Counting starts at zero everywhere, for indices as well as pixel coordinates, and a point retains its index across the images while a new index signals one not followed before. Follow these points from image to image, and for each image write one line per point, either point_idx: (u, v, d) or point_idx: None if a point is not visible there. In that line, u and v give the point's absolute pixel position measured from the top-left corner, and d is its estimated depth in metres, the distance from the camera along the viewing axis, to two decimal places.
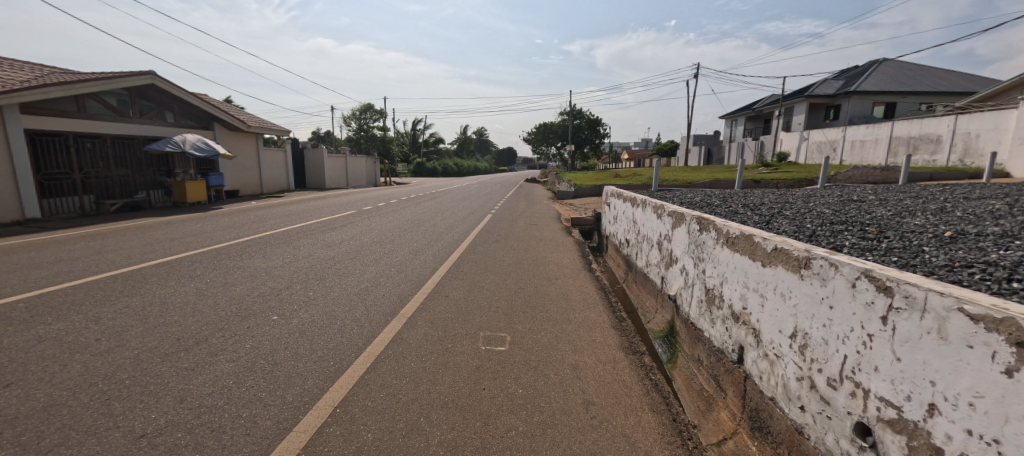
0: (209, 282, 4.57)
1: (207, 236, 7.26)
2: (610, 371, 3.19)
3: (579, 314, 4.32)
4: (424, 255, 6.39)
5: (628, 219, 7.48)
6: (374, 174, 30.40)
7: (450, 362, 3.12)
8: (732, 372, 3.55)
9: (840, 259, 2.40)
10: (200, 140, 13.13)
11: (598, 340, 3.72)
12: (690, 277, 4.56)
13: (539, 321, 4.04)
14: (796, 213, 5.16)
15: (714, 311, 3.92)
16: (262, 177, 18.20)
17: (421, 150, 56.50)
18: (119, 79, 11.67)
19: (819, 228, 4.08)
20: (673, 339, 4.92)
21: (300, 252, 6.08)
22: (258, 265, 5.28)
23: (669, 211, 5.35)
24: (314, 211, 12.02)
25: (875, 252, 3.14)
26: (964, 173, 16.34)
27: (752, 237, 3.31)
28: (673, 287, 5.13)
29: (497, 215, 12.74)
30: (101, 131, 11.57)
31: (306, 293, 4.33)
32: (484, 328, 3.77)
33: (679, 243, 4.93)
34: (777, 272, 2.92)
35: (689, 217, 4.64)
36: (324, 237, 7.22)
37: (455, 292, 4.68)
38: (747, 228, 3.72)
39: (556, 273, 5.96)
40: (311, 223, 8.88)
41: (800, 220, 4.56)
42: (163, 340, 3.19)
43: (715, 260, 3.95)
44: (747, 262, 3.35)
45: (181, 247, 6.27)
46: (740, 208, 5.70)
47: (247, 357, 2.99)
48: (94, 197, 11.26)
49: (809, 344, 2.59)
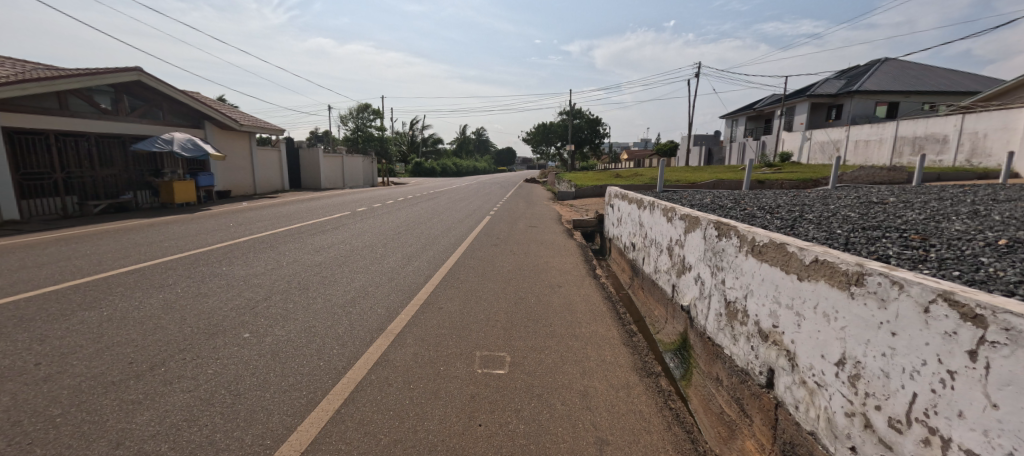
0: (180, 293, 4.17)
1: (189, 240, 6.86)
2: (625, 400, 2.80)
3: (586, 329, 3.92)
4: (418, 260, 6.01)
5: (634, 221, 7.10)
6: (371, 174, 29.92)
7: (442, 389, 2.72)
8: (759, 398, 3.16)
9: (904, 277, 2.02)
10: (189, 139, 12.63)
11: (609, 360, 3.33)
12: (707, 287, 4.17)
13: (542, 337, 3.64)
14: (820, 217, 4.75)
15: (736, 326, 3.52)
16: (255, 177, 17.76)
17: (421, 150, 54.46)
18: (104, 75, 11.25)
19: (852, 234, 3.69)
20: (686, 353, 4.53)
21: (284, 258, 5.68)
22: (236, 273, 4.87)
23: (680, 214, 4.97)
24: (306, 212, 11.58)
25: (928, 264, 2.73)
26: (972, 173, 15.97)
27: (783, 246, 2.93)
28: (685, 297, 4.74)
29: (496, 216, 12.33)
30: (85, 129, 11.16)
31: (285, 307, 3.92)
32: (481, 346, 3.37)
33: (694, 250, 4.53)
34: (817, 288, 2.54)
35: (705, 221, 4.25)
36: (313, 242, 6.82)
37: (449, 303, 4.28)
38: (775, 235, 3.33)
39: (559, 280, 5.58)
40: (300, 226, 8.47)
41: (828, 225, 4.16)
42: (113, 365, 2.78)
43: (737, 270, 3.55)
44: (778, 272, 2.96)
45: (158, 252, 5.89)
46: (756, 211, 5.31)
47: (208, 386, 2.58)
48: (77, 198, 10.85)
49: (863, 375, 2.20)
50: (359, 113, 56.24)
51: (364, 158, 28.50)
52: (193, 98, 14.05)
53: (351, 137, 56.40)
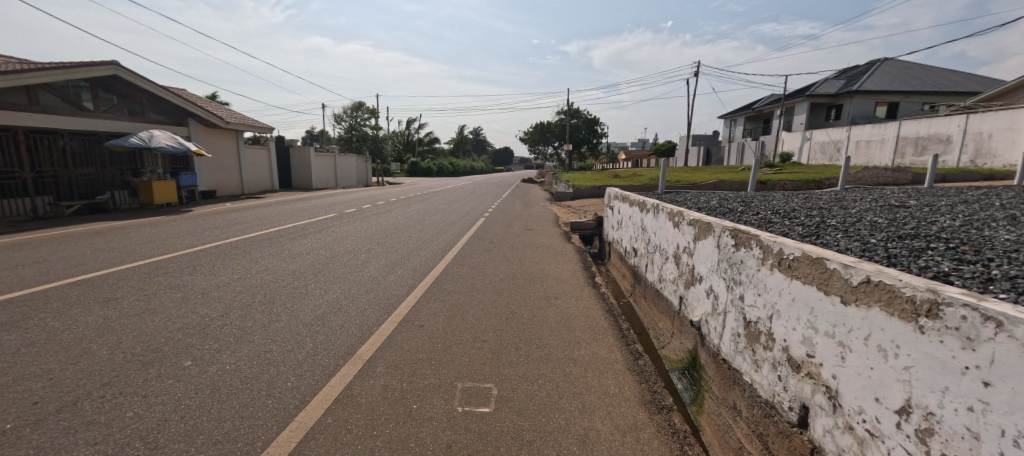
0: (125, 310, 3.66)
1: (156, 245, 6.34)
2: (632, 447, 2.32)
3: (585, 351, 3.45)
4: (402, 268, 5.53)
5: (636, 225, 6.62)
6: (366, 174, 29.38)
7: (413, 436, 2.24)
8: (789, 439, 2.70)
9: (999, 311, 1.59)
10: (170, 136, 12.10)
11: (613, 393, 2.86)
12: (721, 303, 3.70)
13: (535, 362, 3.17)
14: (846, 222, 4.28)
15: (759, 350, 3.06)
16: (242, 177, 17.23)
17: (416, 149, 55.42)
18: (76, 69, 10.67)
19: (890, 244, 3.24)
20: (697, 374, 4.05)
21: (255, 266, 5.18)
22: (197, 284, 4.38)
23: (689, 219, 4.50)
24: (291, 214, 11.04)
25: (1002, 284, 2.27)
26: (977, 174, 15.57)
27: (821, 261, 2.47)
28: (696, 312, 4.27)
29: (490, 218, 11.82)
30: (58, 126, 10.63)
31: (243, 325, 3.43)
32: (464, 375, 2.89)
33: (705, 259, 4.07)
34: (871, 315, 2.09)
35: (719, 228, 3.79)
36: (291, 246, 6.33)
37: (430, 320, 3.80)
38: (805, 245, 2.88)
39: (556, 290, 5.11)
40: (281, 229, 7.97)
41: (858, 233, 3.70)
42: (10, 407, 2.28)
43: (760, 285, 3.09)
44: (814, 292, 2.50)
45: (116, 259, 5.36)
46: (772, 216, 4.87)
47: (120, 436, 2.08)
48: (49, 199, 10.29)
49: (937, 432, 1.74)
50: (353, 113, 55.66)
51: (357, 157, 27.86)
52: (175, 95, 13.50)
53: (346, 136, 55.79)
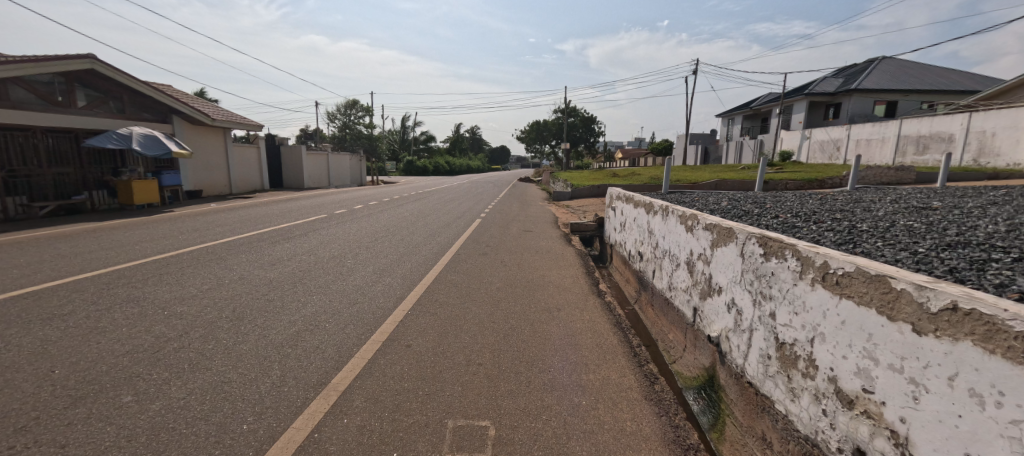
0: (69, 329, 3.20)
1: (124, 250, 5.85)
2: None
3: (594, 375, 3.04)
4: (391, 276, 5.11)
5: (641, 227, 6.21)
6: (359, 173, 28.80)
7: None
8: None
9: None
10: (149, 134, 11.63)
11: (630, 431, 2.44)
12: (746, 319, 3.29)
13: (537, 392, 2.74)
14: (879, 227, 3.87)
15: (797, 377, 2.65)
16: (230, 176, 16.71)
17: (412, 148, 54.93)
18: (50, 61, 10.15)
19: (945, 254, 2.83)
20: (716, 395, 3.64)
21: (229, 275, 4.73)
22: (159, 297, 3.93)
23: (705, 223, 4.08)
24: (278, 214, 10.57)
25: None
26: (982, 173, 15.17)
27: (882, 279, 2.05)
28: (713, 326, 3.86)
29: (486, 219, 11.35)
30: (31, 122, 10.08)
31: (203, 348, 2.99)
32: (456, 411, 2.46)
33: (725, 268, 3.67)
34: (957, 350, 1.69)
35: (744, 234, 3.37)
36: (272, 252, 5.88)
37: (419, 339, 3.37)
38: (852, 257, 2.47)
39: (559, 300, 4.71)
40: (263, 231, 7.49)
41: (901, 240, 3.29)
42: None
43: (797, 303, 2.67)
44: (872, 317, 2.09)
45: (75, 267, 4.88)
46: (794, 220, 4.46)
47: None
48: (23, 199, 9.77)
49: None
50: (347, 111, 54.84)
51: (351, 156, 27.38)
52: (157, 89, 12.95)
53: (339, 134, 54.99)
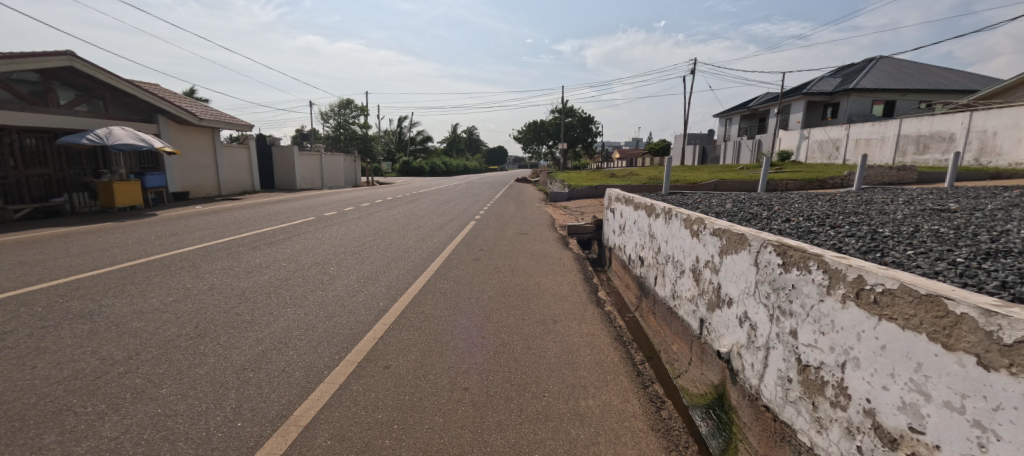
0: (5, 350, 2.85)
1: (92, 257, 5.47)
2: None
3: (593, 400, 2.71)
4: (375, 284, 4.77)
5: (642, 230, 5.89)
6: (354, 174, 28.42)
7: None
8: None
9: None
10: (131, 133, 11.11)
11: None
12: (761, 335, 2.97)
13: (528, 424, 2.39)
14: (902, 232, 3.56)
15: (826, 406, 2.31)
16: (220, 177, 16.36)
17: (407, 148, 54.41)
18: (27, 58, 9.73)
19: (988, 265, 2.53)
20: (725, 416, 3.31)
21: (199, 284, 4.37)
22: (117, 312, 3.58)
23: (713, 228, 3.75)
24: (266, 216, 10.20)
25: None
26: (984, 173, 14.94)
27: (934, 298, 1.70)
28: (723, 341, 3.52)
29: (480, 221, 11.01)
30: (8, 122, 9.66)
31: (153, 373, 2.65)
32: (435, 450, 2.12)
33: (736, 278, 3.33)
34: None
35: (758, 242, 3.05)
36: (250, 258, 5.52)
37: (400, 359, 3.04)
38: (892, 270, 2.13)
39: (554, 310, 4.39)
40: (244, 235, 7.13)
41: (933, 247, 2.99)
42: None
43: (824, 322, 2.34)
44: (920, 343, 1.73)
45: (33, 277, 4.51)
46: (807, 224, 4.16)
47: None
48: None
49: None
50: (342, 110, 54.25)
51: (345, 157, 27.00)
52: (142, 88, 12.56)
53: (334, 134, 54.42)
